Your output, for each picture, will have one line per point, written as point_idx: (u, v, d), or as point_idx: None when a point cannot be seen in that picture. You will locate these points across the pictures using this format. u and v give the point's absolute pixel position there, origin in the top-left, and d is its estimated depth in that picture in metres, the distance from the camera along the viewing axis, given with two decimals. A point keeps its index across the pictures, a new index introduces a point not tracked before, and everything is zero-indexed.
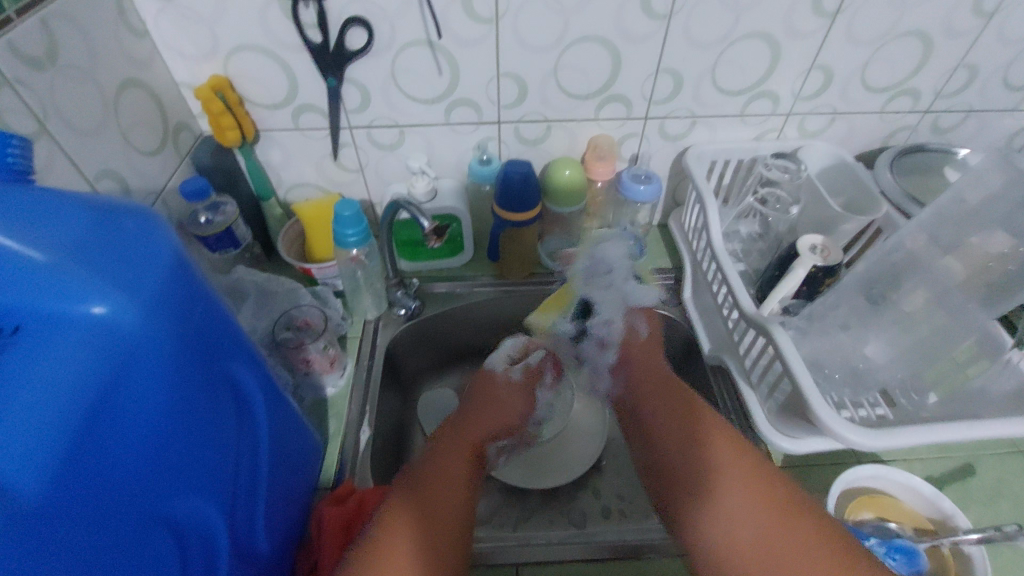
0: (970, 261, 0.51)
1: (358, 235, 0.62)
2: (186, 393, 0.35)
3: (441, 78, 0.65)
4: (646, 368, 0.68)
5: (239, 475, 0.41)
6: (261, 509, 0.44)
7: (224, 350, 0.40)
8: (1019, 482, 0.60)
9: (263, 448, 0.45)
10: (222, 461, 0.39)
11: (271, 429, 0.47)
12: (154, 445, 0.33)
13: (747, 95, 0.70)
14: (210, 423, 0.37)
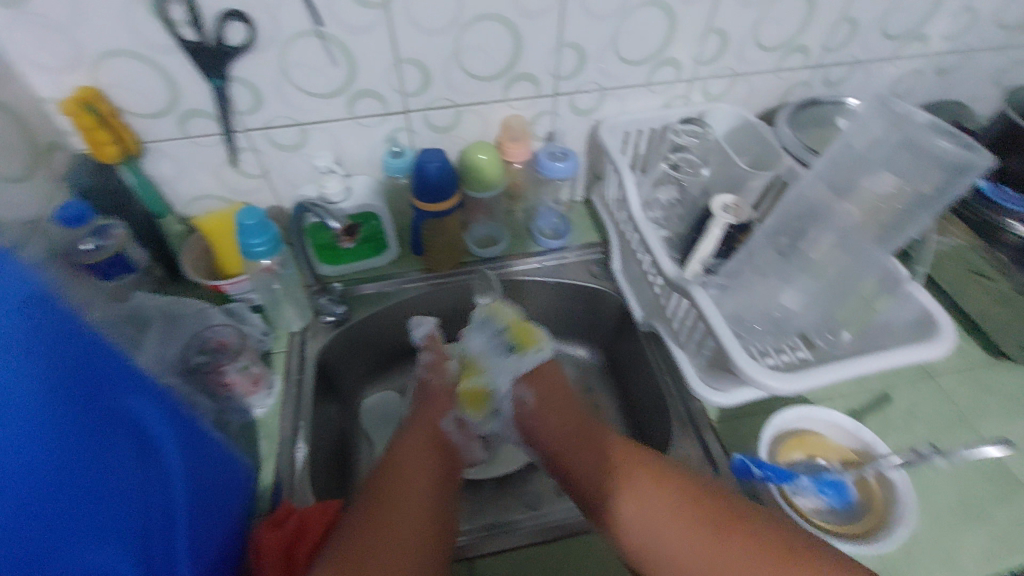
0: (865, 204, 0.54)
1: (267, 244, 0.59)
2: (68, 435, 0.31)
3: (337, 70, 0.62)
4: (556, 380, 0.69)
5: (150, 515, 0.38)
6: (185, 548, 0.41)
7: (112, 383, 0.36)
8: (927, 403, 0.65)
9: (178, 482, 0.41)
10: (126, 504, 0.35)
11: (186, 462, 0.43)
12: (37, 498, 0.29)
13: (651, 63, 0.71)
14: (104, 464, 0.34)
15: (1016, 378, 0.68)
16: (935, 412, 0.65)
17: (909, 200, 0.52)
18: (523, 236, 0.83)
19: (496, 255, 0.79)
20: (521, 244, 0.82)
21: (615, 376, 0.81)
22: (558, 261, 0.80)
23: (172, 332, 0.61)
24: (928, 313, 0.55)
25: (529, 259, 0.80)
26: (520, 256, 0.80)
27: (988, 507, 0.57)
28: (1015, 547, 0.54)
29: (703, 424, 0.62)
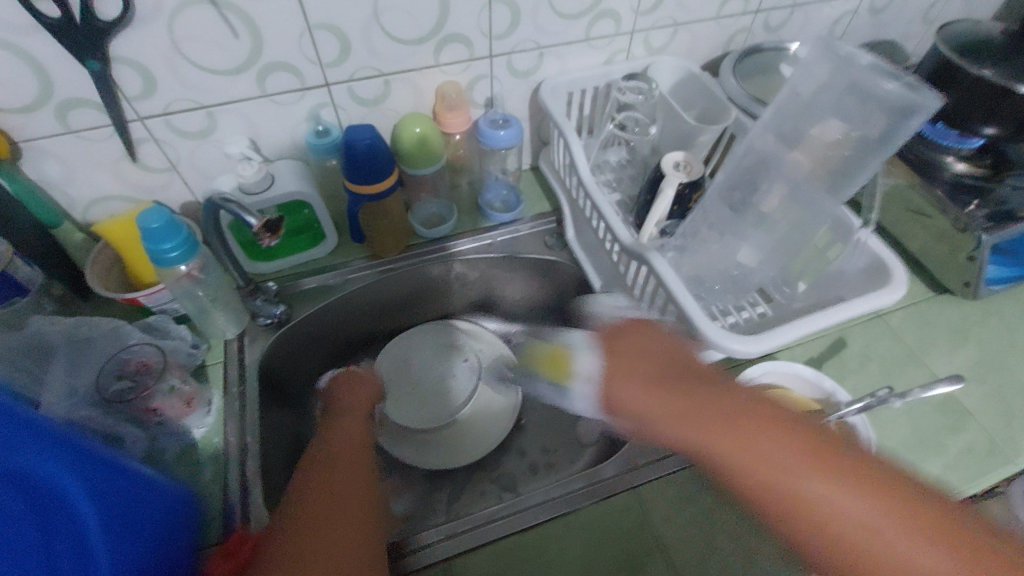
0: (814, 152, 0.52)
1: (181, 249, 0.52)
2: None
3: (240, 43, 0.54)
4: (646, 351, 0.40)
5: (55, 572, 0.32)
6: None
7: None
8: (879, 344, 0.67)
9: (98, 535, 0.35)
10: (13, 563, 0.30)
11: (106, 509, 0.37)
12: None
13: (589, 16, 0.66)
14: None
15: (957, 310, 0.71)
16: (887, 351, 0.66)
17: (857, 146, 0.50)
18: (472, 211, 0.78)
19: (444, 234, 0.75)
20: (470, 221, 0.77)
21: None
22: (511, 234, 0.77)
23: (84, 358, 0.54)
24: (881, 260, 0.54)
25: (480, 235, 0.76)
26: (470, 233, 0.76)
27: (939, 438, 0.59)
28: (965, 474, 0.57)
29: None
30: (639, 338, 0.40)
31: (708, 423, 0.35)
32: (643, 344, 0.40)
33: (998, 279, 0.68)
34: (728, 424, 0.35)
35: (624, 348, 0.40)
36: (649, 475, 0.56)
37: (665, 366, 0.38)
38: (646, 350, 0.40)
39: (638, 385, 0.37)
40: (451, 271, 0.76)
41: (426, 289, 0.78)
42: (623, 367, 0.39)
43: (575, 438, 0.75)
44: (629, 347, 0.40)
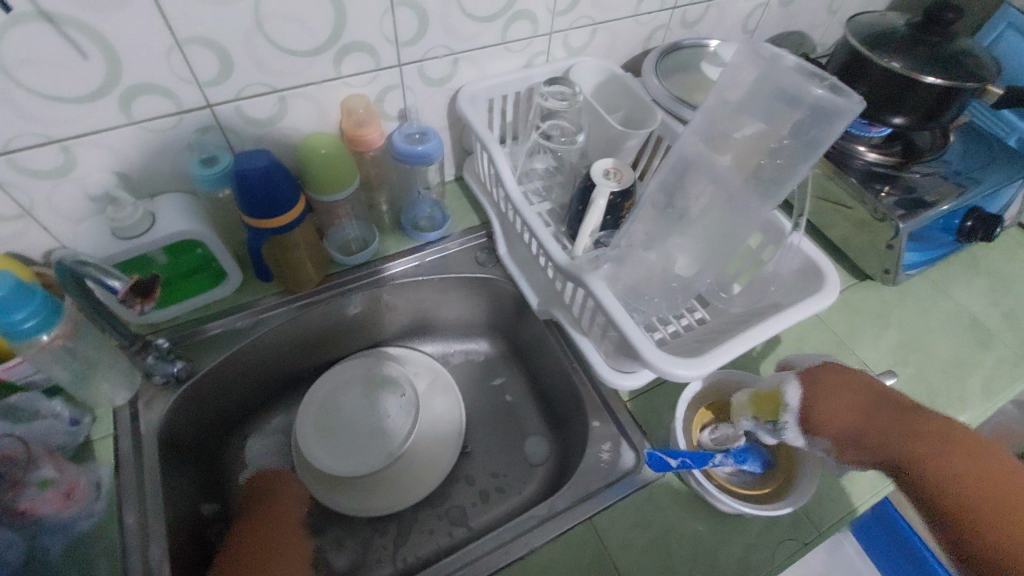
0: (742, 159, 0.50)
1: (37, 317, 0.45)
2: None
3: (90, 64, 0.46)
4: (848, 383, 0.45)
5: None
6: None
7: None
8: (812, 337, 0.68)
9: None
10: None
11: None
12: None
13: (503, 18, 0.62)
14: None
15: (878, 295, 0.73)
16: (820, 343, 0.68)
17: (791, 155, 0.48)
18: (395, 231, 0.72)
19: (365, 259, 0.69)
20: (394, 242, 0.72)
21: (523, 360, 0.77)
22: (439, 253, 0.72)
23: None
24: (813, 262, 0.55)
25: (405, 257, 0.70)
26: (394, 255, 0.70)
27: None
28: None
29: (616, 407, 0.60)
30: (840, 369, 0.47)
31: (891, 421, 0.42)
32: (855, 382, 0.45)
33: (912, 263, 0.71)
34: (899, 417, 0.42)
35: (829, 378, 0.46)
36: (602, 502, 0.54)
37: (866, 391, 0.45)
38: (855, 377, 0.46)
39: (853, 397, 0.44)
40: (378, 297, 0.71)
41: (352, 319, 0.72)
42: (833, 393, 0.44)
43: (525, 459, 0.72)
44: (827, 375, 0.46)
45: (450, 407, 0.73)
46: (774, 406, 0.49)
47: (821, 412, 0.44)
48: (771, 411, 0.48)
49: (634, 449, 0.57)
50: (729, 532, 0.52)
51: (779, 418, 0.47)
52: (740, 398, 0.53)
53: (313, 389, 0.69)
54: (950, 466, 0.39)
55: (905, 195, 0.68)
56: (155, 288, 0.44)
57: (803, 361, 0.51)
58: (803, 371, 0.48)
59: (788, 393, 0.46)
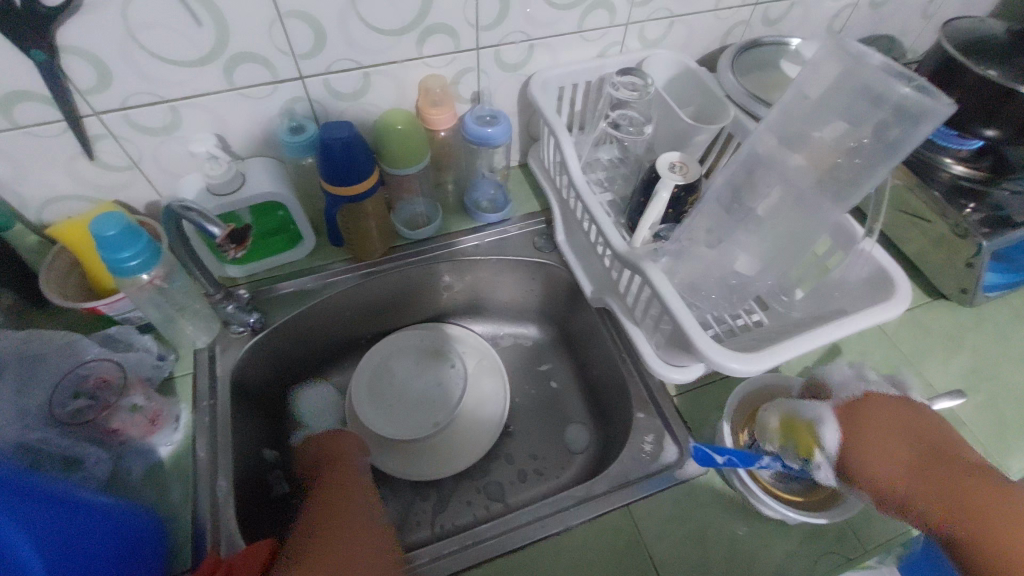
0: (818, 158, 0.49)
1: (141, 257, 0.49)
2: None
3: (203, 32, 0.50)
4: (898, 418, 0.44)
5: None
6: None
7: None
8: (875, 352, 0.65)
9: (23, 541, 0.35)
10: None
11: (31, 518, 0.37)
12: None
13: (582, 6, 0.62)
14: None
15: (952, 317, 0.70)
16: (883, 359, 0.65)
17: (870, 155, 0.46)
18: (457, 211, 0.75)
19: (428, 235, 0.72)
20: (457, 221, 0.74)
21: (571, 349, 0.78)
22: (499, 235, 0.74)
23: (37, 374, 0.50)
24: (885, 271, 0.53)
25: (467, 236, 0.73)
26: (456, 234, 0.73)
27: None
28: None
29: (662, 400, 0.60)
30: (884, 407, 0.45)
31: (933, 465, 0.40)
32: (902, 418, 0.44)
33: (994, 285, 0.67)
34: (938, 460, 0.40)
35: (869, 416, 0.44)
36: (641, 491, 0.54)
37: (914, 433, 0.43)
38: (903, 418, 0.44)
39: (893, 441, 0.42)
40: (437, 273, 0.73)
41: (411, 292, 0.75)
42: (868, 435, 0.43)
43: (564, 445, 0.73)
44: (868, 414, 0.45)
45: (497, 387, 0.75)
46: (806, 438, 0.46)
47: (856, 443, 0.43)
48: (803, 445, 0.47)
49: (677, 444, 0.57)
50: (769, 537, 0.51)
51: (814, 457, 0.45)
52: (767, 419, 0.51)
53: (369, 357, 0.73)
54: (987, 521, 0.36)
55: (992, 213, 0.64)
56: (246, 237, 0.52)
57: (839, 382, 0.49)
58: (840, 407, 0.46)
59: (827, 434, 0.45)
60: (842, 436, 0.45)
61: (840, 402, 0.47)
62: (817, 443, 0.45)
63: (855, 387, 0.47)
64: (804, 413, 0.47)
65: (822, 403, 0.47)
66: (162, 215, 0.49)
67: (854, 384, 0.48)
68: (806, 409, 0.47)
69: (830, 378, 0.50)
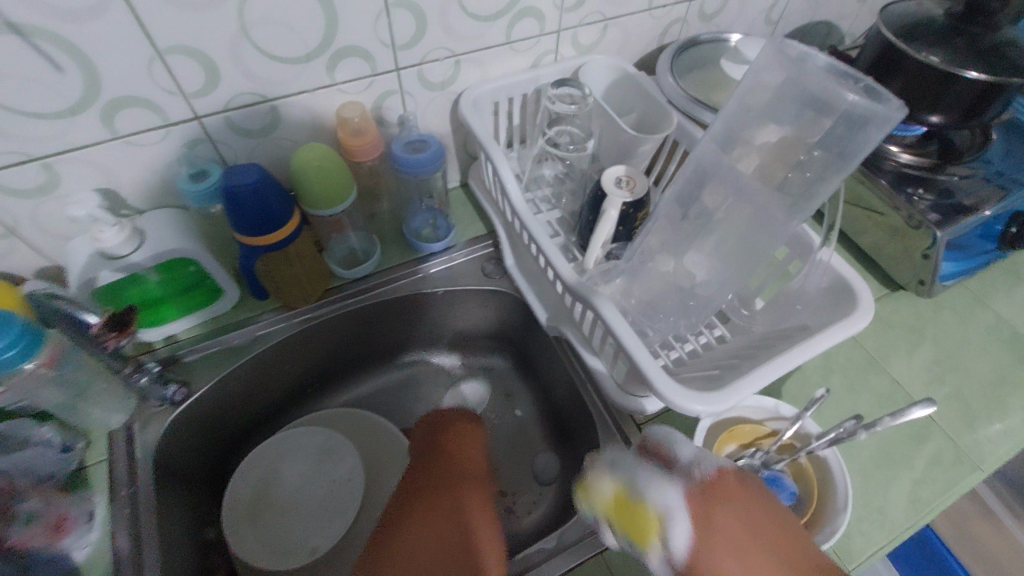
0: (765, 169, 0.46)
1: (19, 347, 0.42)
2: None
3: (65, 77, 0.43)
4: (756, 518, 0.35)
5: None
6: None
7: None
8: (840, 352, 0.64)
9: None
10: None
11: None
12: None
13: (507, 17, 0.58)
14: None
15: (911, 308, 0.69)
16: (849, 359, 0.63)
17: (821, 167, 0.44)
18: (398, 241, 0.69)
19: (367, 273, 0.66)
20: (397, 252, 0.69)
21: (531, 375, 0.74)
22: (444, 264, 0.69)
23: None
24: (843, 280, 0.51)
25: (409, 269, 0.67)
26: (398, 268, 0.67)
27: (907, 453, 0.57)
28: (932, 486, 0.54)
29: (629, 428, 0.57)
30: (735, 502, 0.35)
31: None
32: (752, 514, 0.35)
33: (949, 274, 0.66)
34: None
35: (724, 521, 0.34)
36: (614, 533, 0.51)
37: (772, 530, 0.34)
38: (764, 511, 0.35)
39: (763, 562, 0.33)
40: (385, 311, 0.68)
41: (355, 337, 0.69)
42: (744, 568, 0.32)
43: (534, 477, 0.69)
44: (724, 516, 0.34)
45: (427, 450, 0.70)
46: (631, 522, 0.36)
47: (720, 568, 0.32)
48: (631, 529, 0.36)
49: None
50: None
51: (648, 551, 0.34)
52: (600, 485, 0.39)
53: (297, 428, 0.67)
54: None
55: (942, 200, 0.62)
56: (129, 321, 0.50)
57: (689, 457, 0.38)
58: (694, 492, 0.35)
59: (676, 534, 0.33)
60: (691, 539, 0.33)
61: (695, 483, 0.36)
62: (659, 539, 0.34)
63: (710, 460, 0.38)
64: (653, 497, 0.35)
65: (671, 484, 0.36)
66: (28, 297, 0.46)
67: (707, 456, 0.38)
68: (654, 492, 0.35)
69: (676, 449, 0.39)
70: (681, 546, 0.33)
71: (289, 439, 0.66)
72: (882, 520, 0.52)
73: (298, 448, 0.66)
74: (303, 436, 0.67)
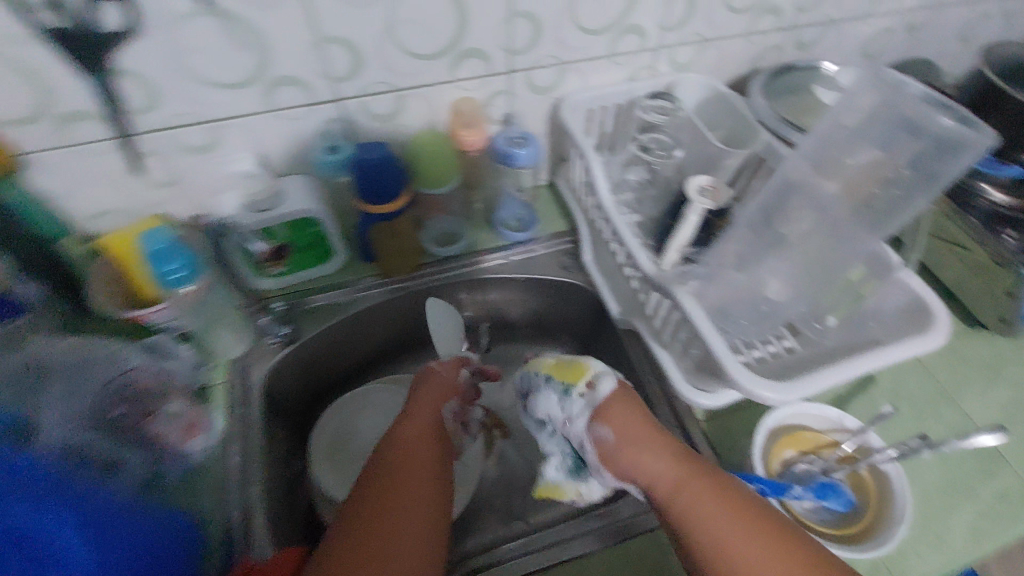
0: (851, 184, 0.48)
1: (185, 268, 0.54)
2: None
3: (246, 55, 0.52)
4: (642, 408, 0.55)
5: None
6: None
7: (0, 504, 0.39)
8: (911, 380, 0.63)
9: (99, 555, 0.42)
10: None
11: (94, 518, 0.43)
12: None
13: (612, 32, 0.64)
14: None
15: (991, 347, 0.67)
16: (919, 388, 0.63)
17: (909, 184, 0.46)
18: (486, 229, 0.76)
19: (456, 252, 0.72)
20: (484, 238, 0.75)
21: None
22: (526, 253, 0.74)
23: (81, 380, 0.51)
24: (918, 297, 0.53)
25: (494, 254, 0.73)
26: (484, 252, 0.73)
27: (975, 487, 0.56)
28: (998, 522, 0.53)
29: (691, 425, 0.59)
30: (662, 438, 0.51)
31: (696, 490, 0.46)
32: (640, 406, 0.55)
33: None
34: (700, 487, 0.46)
35: (628, 394, 0.55)
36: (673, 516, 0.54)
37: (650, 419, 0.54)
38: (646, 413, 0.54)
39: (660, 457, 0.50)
40: (468, 289, 0.74)
41: None
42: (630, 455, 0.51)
43: None
44: (624, 392, 0.56)
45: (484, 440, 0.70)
46: (574, 374, 0.57)
47: (615, 414, 0.53)
48: (568, 376, 0.57)
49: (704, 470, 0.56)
50: None
51: (578, 387, 0.56)
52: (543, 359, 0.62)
53: (377, 386, 0.73)
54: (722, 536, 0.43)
55: None
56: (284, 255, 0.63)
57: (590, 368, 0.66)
58: (619, 389, 0.56)
59: (605, 382, 0.55)
60: (614, 389, 0.55)
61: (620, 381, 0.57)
62: (591, 386, 0.56)
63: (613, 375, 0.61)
64: (591, 363, 0.58)
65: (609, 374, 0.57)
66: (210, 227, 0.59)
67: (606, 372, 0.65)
68: (593, 365, 0.57)
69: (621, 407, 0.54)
70: (608, 388, 0.55)
71: (370, 396, 0.72)
72: (941, 546, 0.52)
73: (378, 405, 0.72)
74: (383, 395, 0.72)
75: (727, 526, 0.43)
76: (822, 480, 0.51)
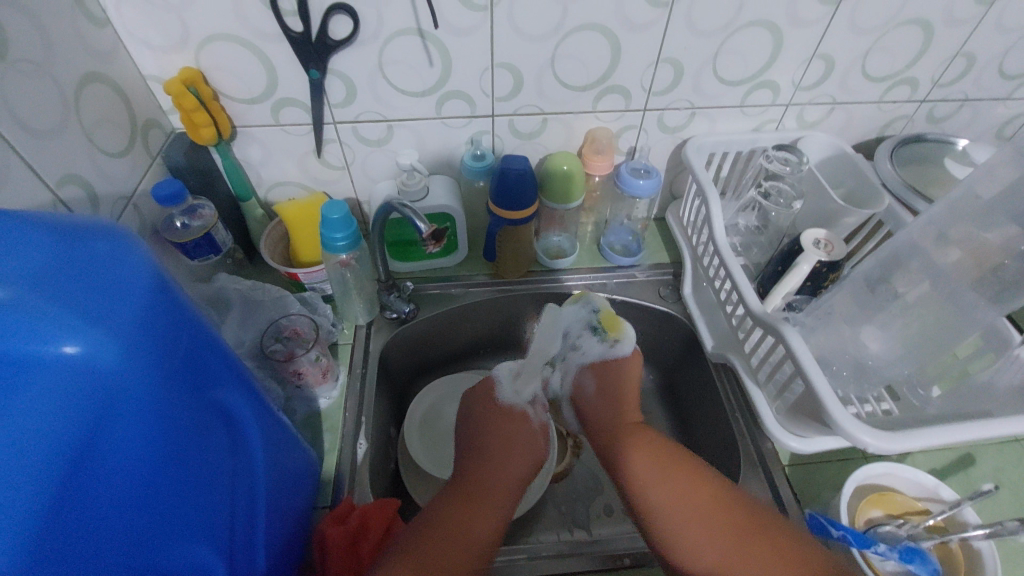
0: (979, 254, 0.49)
1: (348, 238, 0.59)
2: (179, 407, 0.32)
3: (431, 69, 0.61)
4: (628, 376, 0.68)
5: (62, 454, 0.26)
6: (263, 523, 0.42)
7: (217, 376, 0.37)
8: (1017, 471, 0.60)
9: (259, 466, 0.42)
10: (102, 373, 0.27)
11: (265, 436, 0.44)
12: (160, 443, 0.31)
13: (747, 85, 0.68)
14: (115, 288, 0.28)
15: None
16: None
17: None
18: (592, 249, 0.81)
19: (563, 266, 0.78)
20: (589, 258, 0.80)
21: (672, 401, 0.78)
22: (626, 278, 0.78)
23: (253, 314, 0.62)
24: None
25: (596, 274, 0.78)
26: (587, 270, 0.79)
27: None
28: None
29: (773, 466, 0.59)
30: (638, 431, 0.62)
31: (649, 451, 0.59)
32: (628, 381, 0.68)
33: None
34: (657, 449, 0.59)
35: (622, 364, 0.68)
36: None
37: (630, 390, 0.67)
38: (627, 384, 0.68)
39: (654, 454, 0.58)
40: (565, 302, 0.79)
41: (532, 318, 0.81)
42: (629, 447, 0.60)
43: None
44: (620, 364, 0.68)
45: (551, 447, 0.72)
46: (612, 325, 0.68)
47: (608, 376, 0.68)
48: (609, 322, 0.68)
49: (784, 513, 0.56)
50: None
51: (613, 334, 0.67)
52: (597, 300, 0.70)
53: (468, 377, 0.79)
54: (670, 499, 0.54)
55: None
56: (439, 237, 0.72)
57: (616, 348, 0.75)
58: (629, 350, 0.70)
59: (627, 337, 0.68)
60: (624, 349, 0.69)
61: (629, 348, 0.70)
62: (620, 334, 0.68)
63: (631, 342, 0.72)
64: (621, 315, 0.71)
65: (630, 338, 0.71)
66: (378, 206, 0.59)
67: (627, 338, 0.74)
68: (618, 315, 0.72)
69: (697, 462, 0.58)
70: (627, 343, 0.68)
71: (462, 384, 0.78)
72: None
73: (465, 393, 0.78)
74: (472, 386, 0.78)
75: (682, 492, 0.54)
76: (908, 547, 0.49)
